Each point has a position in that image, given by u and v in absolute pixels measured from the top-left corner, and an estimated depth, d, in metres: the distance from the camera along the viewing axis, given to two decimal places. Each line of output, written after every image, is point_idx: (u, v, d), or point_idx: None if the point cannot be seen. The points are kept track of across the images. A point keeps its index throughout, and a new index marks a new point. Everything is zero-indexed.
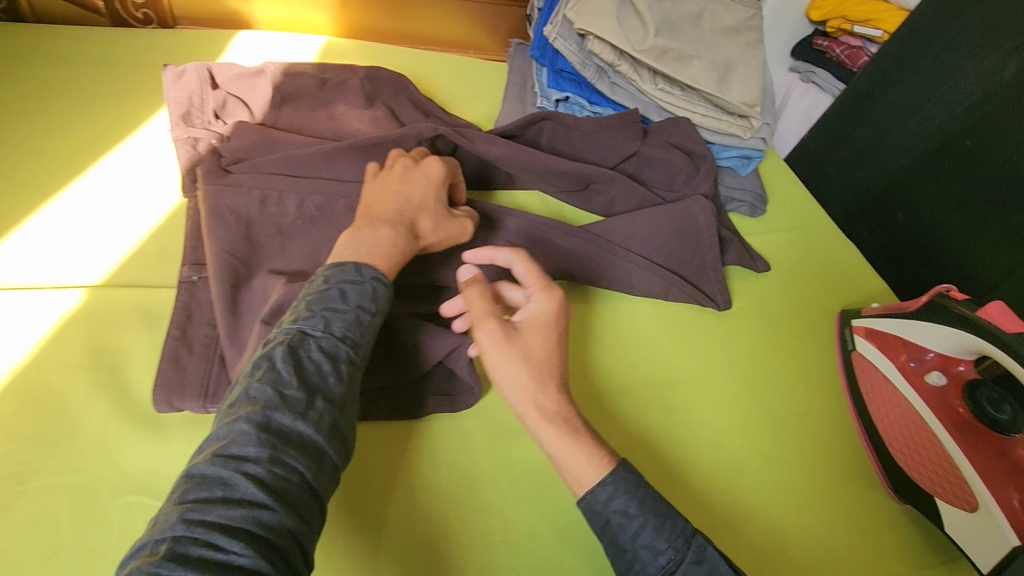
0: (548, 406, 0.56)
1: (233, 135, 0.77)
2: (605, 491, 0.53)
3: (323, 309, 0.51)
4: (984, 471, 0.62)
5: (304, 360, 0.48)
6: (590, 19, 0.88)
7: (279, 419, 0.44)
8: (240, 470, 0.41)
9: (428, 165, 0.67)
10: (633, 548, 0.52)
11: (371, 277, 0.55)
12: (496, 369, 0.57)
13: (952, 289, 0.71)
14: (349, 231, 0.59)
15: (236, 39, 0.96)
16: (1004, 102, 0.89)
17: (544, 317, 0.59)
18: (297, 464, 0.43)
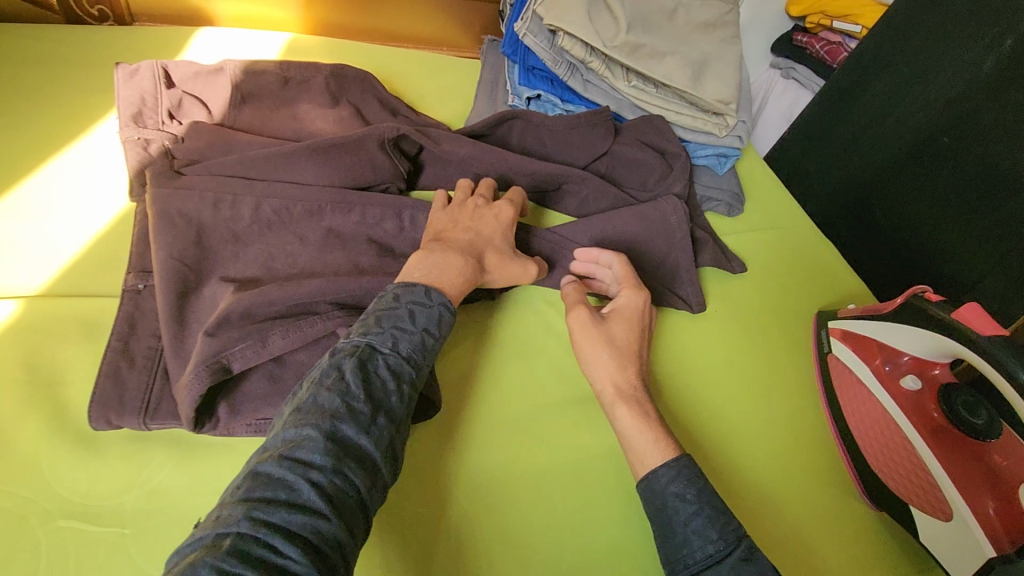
0: (624, 386, 0.63)
1: (187, 136, 0.74)
2: (666, 475, 0.56)
3: (394, 327, 0.55)
4: (960, 478, 0.60)
5: (372, 375, 0.51)
6: (560, 14, 0.85)
7: (342, 431, 0.47)
8: (304, 477, 0.44)
9: (500, 206, 0.70)
10: (685, 535, 0.53)
11: (438, 302, 0.58)
12: (587, 353, 0.65)
13: (929, 291, 0.68)
14: (421, 253, 0.62)
15: (198, 36, 0.94)
16: (982, 98, 0.87)
17: (631, 309, 0.68)
18: (354, 478, 0.46)
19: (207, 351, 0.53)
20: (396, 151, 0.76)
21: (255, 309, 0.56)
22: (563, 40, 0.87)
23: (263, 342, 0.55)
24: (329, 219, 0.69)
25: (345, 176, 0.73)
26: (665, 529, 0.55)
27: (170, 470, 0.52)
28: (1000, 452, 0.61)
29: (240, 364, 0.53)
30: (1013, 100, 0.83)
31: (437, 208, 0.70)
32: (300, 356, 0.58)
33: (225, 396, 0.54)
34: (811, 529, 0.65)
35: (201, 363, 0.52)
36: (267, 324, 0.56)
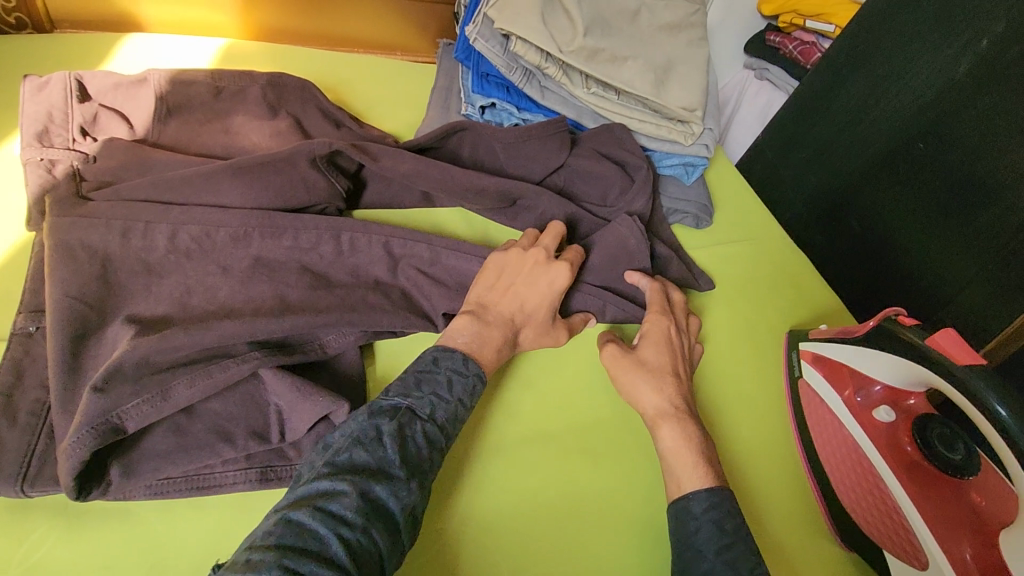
0: (662, 408, 0.61)
1: (99, 156, 0.68)
2: (702, 502, 0.55)
3: (433, 392, 0.53)
4: (935, 521, 0.55)
5: (408, 440, 0.50)
6: (511, 17, 0.79)
7: (376, 492, 0.46)
8: (336, 533, 0.42)
9: (558, 268, 0.64)
10: (711, 565, 0.51)
11: (475, 372, 0.56)
12: (623, 382, 0.64)
13: (901, 314, 0.64)
14: (464, 319, 0.59)
15: (125, 44, 0.88)
16: (958, 103, 0.83)
17: (660, 332, 0.66)
18: (379, 542, 0.44)
19: (93, 411, 0.47)
20: (332, 168, 0.70)
21: (155, 357, 0.51)
22: (517, 45, 0.81)
23: (163, 395, 0.50)
24: (257, 245, 0.62)
25: (275, 198, 0.66)
26: (689, 557, 0.53)
27: (53, 544, 0.47)
28: (979, 491, 0.57)
29: (135, 423, 0.48)
30: (990, 104, 0.79)
31: (497, 254, 0.65)
32: (212, 405, 0.53)
33: (119, 456, 0.49)
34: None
35: (85, 426, 0.46)
36: (168, 373, 0.51)
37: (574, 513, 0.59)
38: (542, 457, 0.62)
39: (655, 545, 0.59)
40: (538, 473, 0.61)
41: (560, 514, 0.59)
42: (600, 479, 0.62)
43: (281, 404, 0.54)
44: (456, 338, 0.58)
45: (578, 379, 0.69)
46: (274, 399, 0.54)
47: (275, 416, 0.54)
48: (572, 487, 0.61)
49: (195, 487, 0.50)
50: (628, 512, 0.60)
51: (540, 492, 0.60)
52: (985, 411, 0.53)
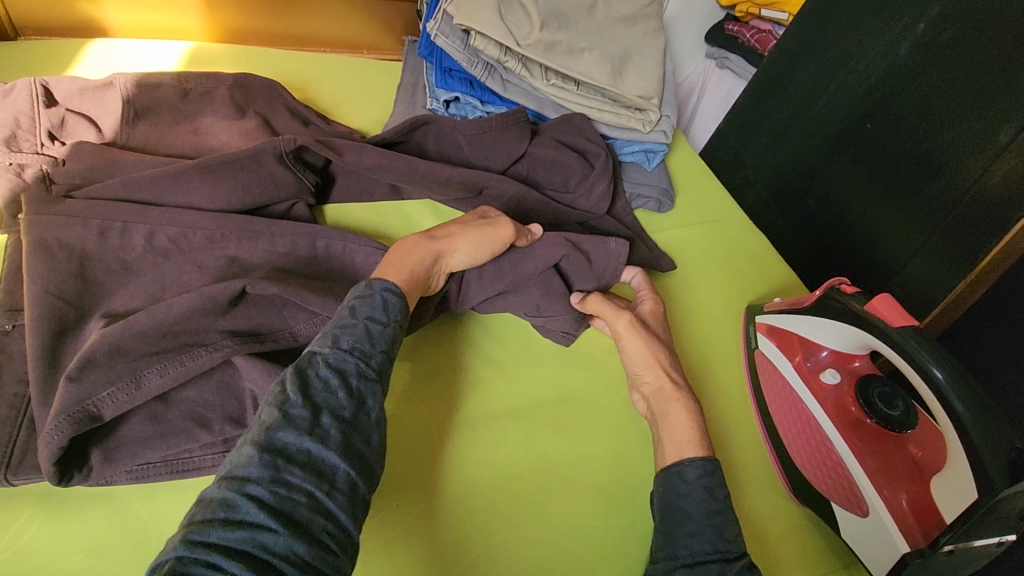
0: (679, 381, 0.66)
1: (68, 159, 0.69)
2: (697, 470, 0.57)
3: (333, 328, 0.54)
4: (876, 472, 0.60)
5: (313, 377, 0.50)
6: (469, 14, 0.82)
7: (281, 438, 0.46)
8: (241, 492, 0.43)
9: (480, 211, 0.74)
10: (699, 525, 0.54)
11: (380, 289, 0.58)
12: (632, 353, 0.67)
13: (844, 284, 0.68)
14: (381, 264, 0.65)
15: (90, 49, 0.89)
16: (898, 86, 0.86)
17: (658, 316, 0.73)
18: (299, 483, 0.45)
19: (70, 400, 0.49)
20: (298, 163, 0.72)
21: (125, 345, 0.53)
22: (477, 40, 0.83)
23: (137, 384, 0.52)
24: (233, 247, 0.65)
25: (245, 196, 0.68)
26: (676, 517, 0.55)
27: (41, 533, 0.49)
28: (916, 443, 0.61)
29: (111, 410, 0.51)
30: (928, 84, 0.83)
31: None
32: (188, 393, 0.55)
33: (100, 443, 0.51)
34: (752, 535, 0.63)
35: (63, 413, 0.49)
36: (142, 362, 0.53)
37: (549, 482, 0.62)
38: (497, 428, 0.65)
39: (624, 510, 0.62)
40: (513, 448, 0.64)
41: (539, 484, 0.62)
42: (564, 447, 0.65)
43: (255, 390, 0.56)
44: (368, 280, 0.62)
45: (543, 356, 0.72)
46: (245, 386, 0.56)
47: (250, 402, 0.56)
48: (546, 459, 0.64)
49: (175, 470, 0.52)
50: (590, 475, 0.64)
51: (518, 464, 0.63)
52: (921, 371, 0.56)
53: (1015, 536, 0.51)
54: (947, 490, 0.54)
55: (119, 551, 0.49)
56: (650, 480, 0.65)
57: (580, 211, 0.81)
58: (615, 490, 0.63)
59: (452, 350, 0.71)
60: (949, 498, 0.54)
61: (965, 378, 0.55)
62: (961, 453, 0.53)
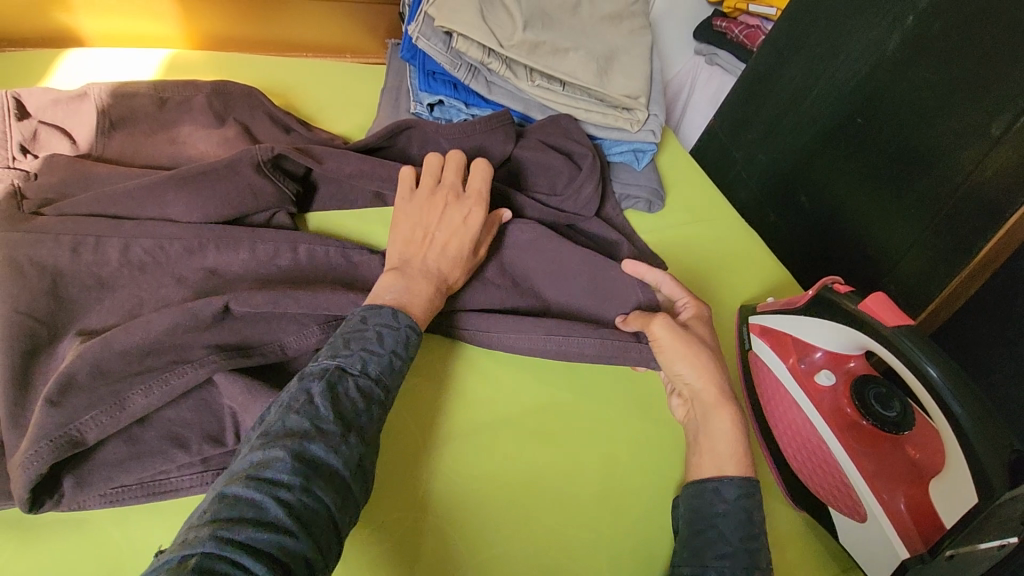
0: (726, 388, 0.61)
1: (40, 172, 0.67)
2: (734, 489, 0.56)
3: (362, 348, 0.53)
4: (876, 477, 0.59)
5: (342, 397, 0.49)
6: (451, 16, 0.80)
7: (312, 450, 0.45)
8: (272, 495, 0.41)
9: (469, 209, 0.66)
10: (733, 548, 0.52)
11: (406, 323, 0.56)
12: (677, 358, 0.62)
13: (837, 282, 0.66)
14: (388, 278, 0.60)
15: (65, 59, 0.87)
16: (890, 76, 0.85)
17: (702, 318, 0.67)
18: (325, 498, 0.43)
19: (49, 424, 0.48)
20: (277, 172, 0.70)
21: (106, 364, 0.52)
22: (459, 42, 0.82)
23: (120, 406, 0.50)
24: (213, 258, 0.63)
25: (223, 206, 0.67)
26: (702, 536, 0.54)
27: (11, 560, 0.47)
28: (914, 445, 0.60)
29: (95, 434, 0.49)
30: (918, 75, 0.82)
31: (404, 193, 0.68)
32: (167, 412, 0.53)
33: (73, 467, 0.49)
34: None
35: (43, 439, 0.47)
36: (124, 383, 0.51)
37: (547, 492, 0.61)
38: (495, 437, 0.64)
39: (620, 518, 0.61)
40: (514, 459, 0.63)
41: (538, 493, 0.61)
42: (563, 454, 0.64)
43: (234, 407, 0.54)
44: (382, 296, 0.58)
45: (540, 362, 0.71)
46: (224, 405, 0.55)
47: (230, 420, 0.54)
48: (547, 471, 0.63)
49: (150, 492, 0.51)
50: (590, 486, 0.63)
51: (518, 474, 0.62)
52: (916, 370, 0.55)
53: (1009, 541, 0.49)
54: (947, 493, 0.53)
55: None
56: (647, 484, 0.64)
57: (570, 214, 0.80)
58: (609, 501, 0.62)
59: (443, 359, 0.69)
60: (950, 503, 0.52)
61: (966, 379, 0.53)
62: (960, 456, 0.52)
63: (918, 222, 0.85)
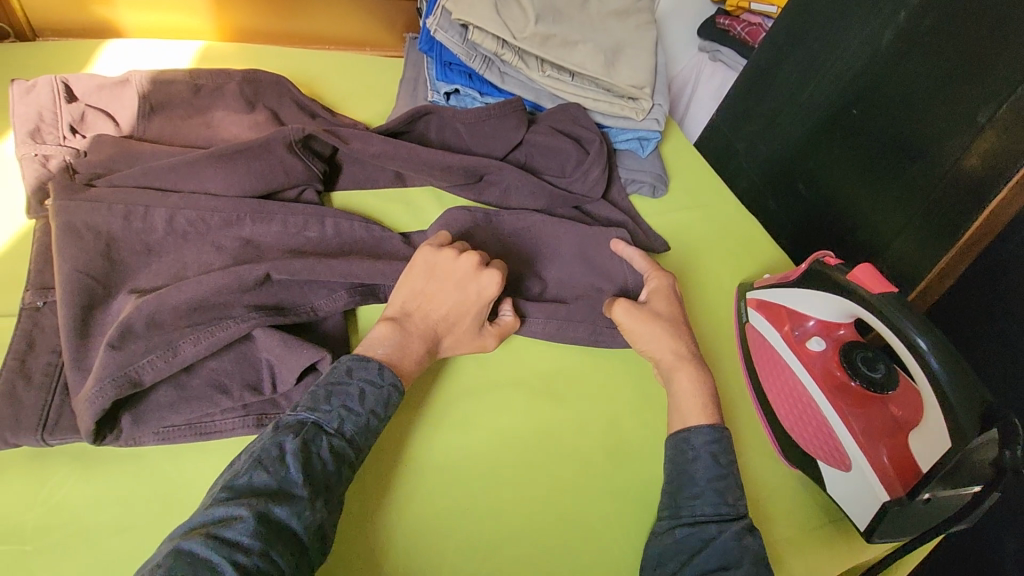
0: (682, 350, 0.67)
1: (89, 150, 0.73)
2: (703, 436, 0.60)
3: (342, 404, 0.55)
4: (861, 432, 0.63)
5: (314, 457, 0.51)
6: (467, 9, 0.85)
7: (275, 513, 0.47)
8: (230, 559, 0.43)
9: (485, 280, 0.65)
10: (702, 489, 0.57)
11: (390, 381, 0.58)
12: (640, 336, 0.68)
13: (828, 256, 0.71)
14: (387, 326, 0.61)
15: (106, 48, 0.93)
16: (883, 71, 0.90)
17: (665, 288, 0.72)
18: (281, 563, 0.46)
19: (112, 365, 0.53)
20: (307, 152, 0.75)
21: (160, 316, 0.57)
22: (475, 34, 0.87)
23: (173, 352, 0.56)
24: (249, 228, 0.68)
25: (258, 182, 0.72)
26: (682, 481, 0.58)
27: (71, 487, 0.52)
28: (897, 404, 0.64)
29: (151, 376, 0.54)
30: (909, 69, 0.86)
31: (431, 246, 0.68)
32: (211, 363, 0.58)
33: (130, 407, 0.55)
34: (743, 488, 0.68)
35: (106, 378, 0.52)
36: (177, 333, 0.57)
37: (552, 442, 0.67)
38: (504, 397, 0.69)
39: (620, 469, 0.66)
40: (523, 413, 0.68)
41: (543, 439, 0.67)
42: (568, 408, 0.69)
43: (271, 359, 0.59)
44: (379, 346, 0.60)
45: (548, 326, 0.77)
46: (261, 358, 0.60)
47: (267, 370, 0.59)
48: (553, 427, 0.68)
49: (197, 432, 0.56)
50: (595, 441, 0.67)
51: (526, 417, 0.68)
52: (906, 340, 0.58)
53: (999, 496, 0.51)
54: (925, 441, 0.58)
55: (151, 505, 0.53)
56: (647, 440, 0.69)
57: (577, 195, 0.85)
58: (611, 455, 0.67)
59: None
60: (930, 449, 0.57)
61: (947, 344, 0.56)
62: (935, 406, 0.56)
63: (908, 207, 0.89)
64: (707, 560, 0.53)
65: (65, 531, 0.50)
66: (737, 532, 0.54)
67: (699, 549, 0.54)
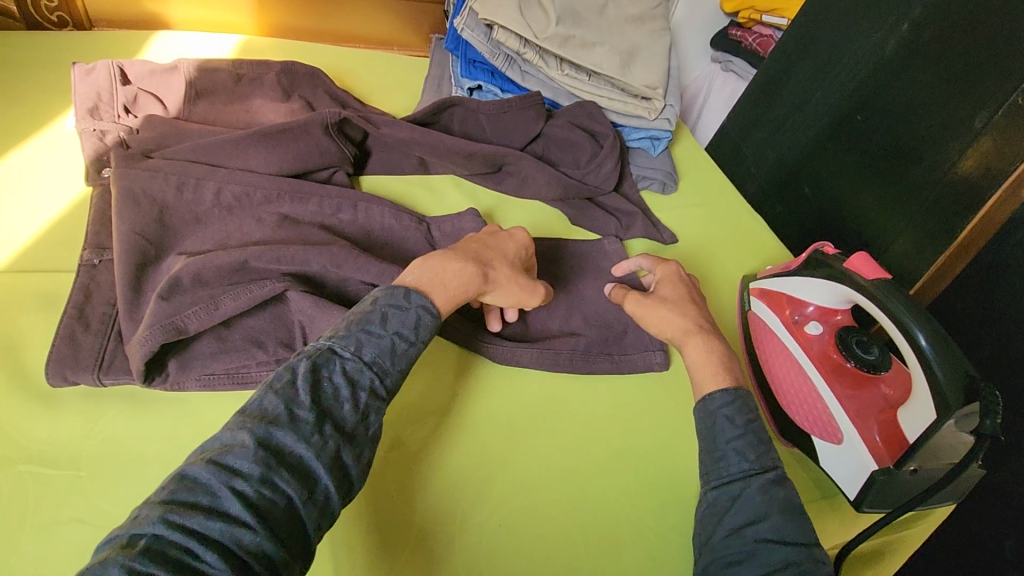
0: (688, 324, 0.70)
1: (141, 128, 0.79)
2: (722, 400, 0.62)
3: (361, 330, 0.57)
4: (853, 410, 0.67)
5: (325, 381, 0.53)
6: (493, 10, 0.91)
7: (278, 439, 0.48)
8: (229, 484, 0.45)
9: (514, 230, 0.75)
10: (724, 451, 0.59)
11: (417, 304, 0.60)
12: (654, 320, 0.71)
13: (826, 247, 0.75)
14: (421, 258, 0.65)
15: (156, 38, 1.00)
16: (888, 77, 0.94)
17: (670, 274, 0.76)
18: (287, 488, 0.47)
19: (162, 313, 0.59)
20: (340, 135, 0.81)
21: (205, 274, 0.62)
22: (499, 33, 0.93)
23: (216, 306, 0.61)
24: (284, 204, 0.74)
25: (294, 161, 0.78)
26: (710, 445, 0.61)
27: (118, 423, 0.57)
28: (888, 384, 0.68)
29: (195, 325, 0.59)
30: (911, 78, 0.91)
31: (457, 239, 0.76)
32: (247, 321, 0.63)
33: (175, 353, 0.60)
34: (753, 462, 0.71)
35: (156, 325, 0.58)
36: (220, 290, 0.62)
37: (562, 411, 0.71)
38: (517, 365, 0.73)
39: (619, 434, 0.70)
40: (536, 382, 0.73)
41: (555, 408, 0.71)
42: (584, 383, 0.74)
43: (303, 320, 0.63)
44: (406, 275, 0.63)
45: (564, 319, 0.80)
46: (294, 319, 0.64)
47: (299, 330, 0.64)
48: (564, 397, 0.72)
49: (235, 381, 0.61)
50: (602, 411, 0.72)
51: (541, 389, 0.72)
52: (908, 337, 0.61)
53: (983, 473, 0.58)
54: (910, 418, 0.62)
55: (189, 445, 0.57)
56: (649, 415, 0.72)
57: (590, 187, 0.90)
58: (619, 425, 0.71)
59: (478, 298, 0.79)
60: (914, 423, 0.61)
61: (938, 330, 0.60)
62: (925, 390, 0.59)
63: (907, 210, 0.93)
64: (735, 518, 0.55)
65: (113, 461, 0.55)
66: (761, 486, 0.56)
67: (729, 508, 0.56)
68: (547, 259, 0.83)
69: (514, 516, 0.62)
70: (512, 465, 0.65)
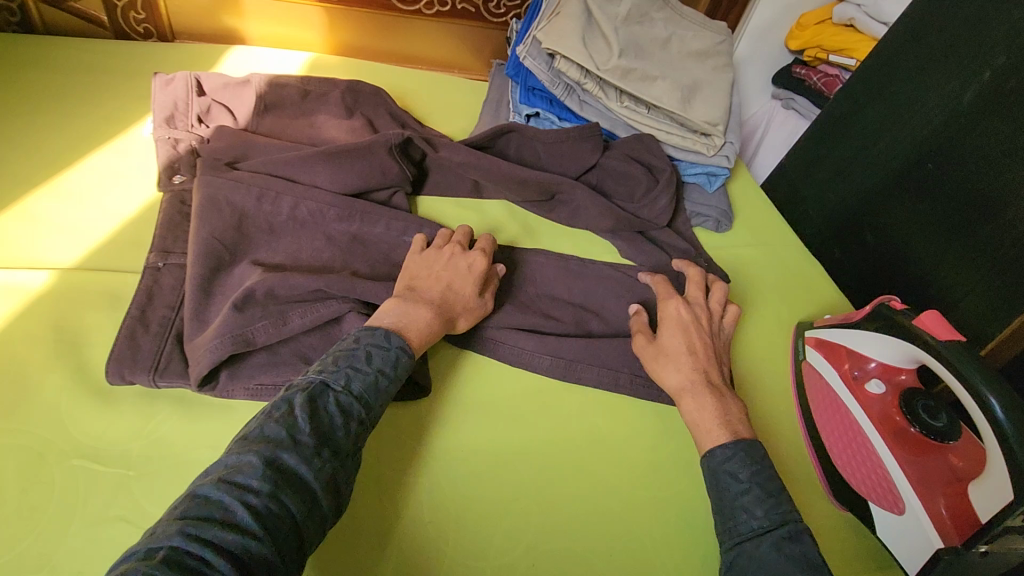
0: (677, 383, 0.66)
1: (211, 138, 0.83)
2: (726, 451, 0.59)
3: (348, 365, 0.56)
4: (917, 479, 0.63)
5: (322, 411, 0.52)
6: (556, 40, 0.92)
7: (284, 459, 0.48)
8: (240, 498, 0.44)
9: (472, 257, 0.71)
10: (733, 509, 0.56)
11: (396, 345, 0.59)
12: (653, 371, 0.69)
13: (894, 300, 0.71)
14: (393, 301, 0.64)
15: (233, 52, 1.05)
16: (963, 127, 0.90)
17: (675, 318, 0.70)
18: (291, 507, 0.46)
19: (233, 324, 0.60)
20: (403, 156, 0.82)
21: (277, 291, 0.64)
22: (560, 63, 0.94)
23: (284, 321, 0.62)
24: (338, 221, 0.75)
25: (353, 179, 0.79)
26: (724, 504, 0.57)
27: (166, 426, 0.59)
28: (956, 453, 0.63)
29: (263, 338, 0.61)
30: (988, 128, 0.86)
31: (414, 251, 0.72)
32: (301, 338, 0.64)
33: (229, 364, 0.61)
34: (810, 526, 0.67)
35: (227, 334, 0.60)
36: (289, 305, 0.64)
37: (598, 451, 0.68)
38: (555, 400, 0.72)
39: (658, 478, 0.67)
40: (573, 416, 0.70)
41: (591, 446, 0.68)
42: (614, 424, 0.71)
43: None
44: (383, 317, 0.62)
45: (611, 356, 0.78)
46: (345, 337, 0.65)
47: None
48: (600, 435, 0.69)
49: None
50: (637, 454, 0.69)
51: (578, 425, 0.70)
52: (976, 396, 0.57)
53: None
54: (982, 494, 0.57)
55: None
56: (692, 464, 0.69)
57: (643, 220, 0.88)
58: (657, 469, 0.68)
59: None
60: (986, 500, 0.56)
61: (1014, 396, 0.56)
62: (1001, 465, 0.55)
63: (981, 266, 0.88)
64: None
65: (159, 464, 0.56)
66: (774, 543, 0.53)
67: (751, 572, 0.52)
68: (594, 290, 0.81)
69: (536, 551, 0.60)
70: (533, 505, 0.63)
